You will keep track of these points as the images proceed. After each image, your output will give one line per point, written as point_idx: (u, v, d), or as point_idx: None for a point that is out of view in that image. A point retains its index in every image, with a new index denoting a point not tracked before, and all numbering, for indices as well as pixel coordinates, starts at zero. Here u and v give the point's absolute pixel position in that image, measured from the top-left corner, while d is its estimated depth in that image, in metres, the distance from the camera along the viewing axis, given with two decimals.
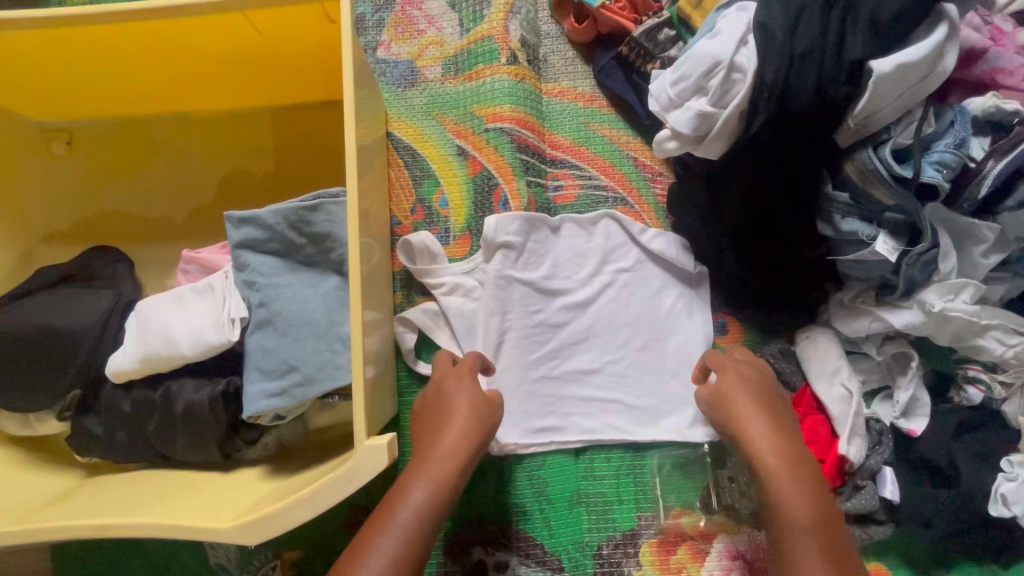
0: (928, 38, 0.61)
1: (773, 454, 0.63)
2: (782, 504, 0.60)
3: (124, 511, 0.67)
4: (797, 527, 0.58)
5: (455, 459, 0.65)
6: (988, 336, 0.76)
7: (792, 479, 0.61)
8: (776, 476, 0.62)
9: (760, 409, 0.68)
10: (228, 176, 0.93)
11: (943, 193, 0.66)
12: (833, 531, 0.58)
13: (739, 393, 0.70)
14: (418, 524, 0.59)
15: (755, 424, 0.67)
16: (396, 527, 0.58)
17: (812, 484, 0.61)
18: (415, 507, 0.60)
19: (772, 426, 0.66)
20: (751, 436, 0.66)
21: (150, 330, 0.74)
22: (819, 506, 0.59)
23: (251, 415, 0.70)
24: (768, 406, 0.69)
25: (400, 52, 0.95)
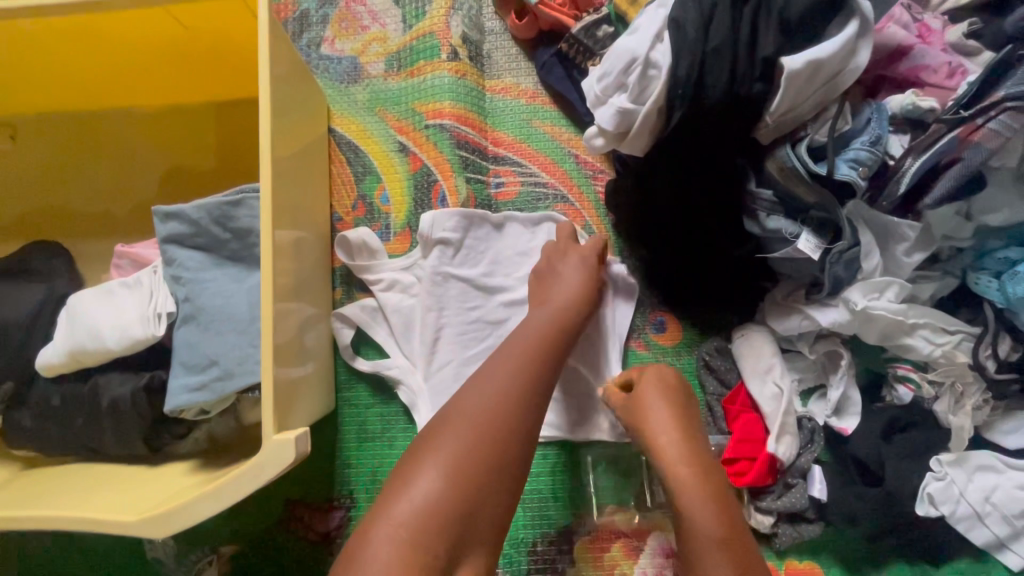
0: (840, 34, 0.61)
1: (685, 465, 0.64)
2: (690, 513, 0.61)
3: (43, 503, 0.67)
4: (705, 536, 0.59)
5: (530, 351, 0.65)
6: (916, 335, 0.76)
7: (702, 490, 0.62)
8: (684, 488, 0.63)
9: (674, 420, 0.70)
10: (169, 172, 0.94)
11: (859, 190, 0.66)
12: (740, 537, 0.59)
13: (657, 403, 0.72)
14: (501, 404, 0.59)
15: (668, 435, 0.68)
16: (473, 406, 0.59)
17: (718, 495, 0.62)
18: (501, 385, 0.60)
19: (684, 438, 0.68)
20: (663, 447, 0.67)
21: (77, 324, 0.75)
22: (725, 514, 0.60)
23: (173, 409, 0.70)
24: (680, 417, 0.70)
25: (343, 48, 0.95)
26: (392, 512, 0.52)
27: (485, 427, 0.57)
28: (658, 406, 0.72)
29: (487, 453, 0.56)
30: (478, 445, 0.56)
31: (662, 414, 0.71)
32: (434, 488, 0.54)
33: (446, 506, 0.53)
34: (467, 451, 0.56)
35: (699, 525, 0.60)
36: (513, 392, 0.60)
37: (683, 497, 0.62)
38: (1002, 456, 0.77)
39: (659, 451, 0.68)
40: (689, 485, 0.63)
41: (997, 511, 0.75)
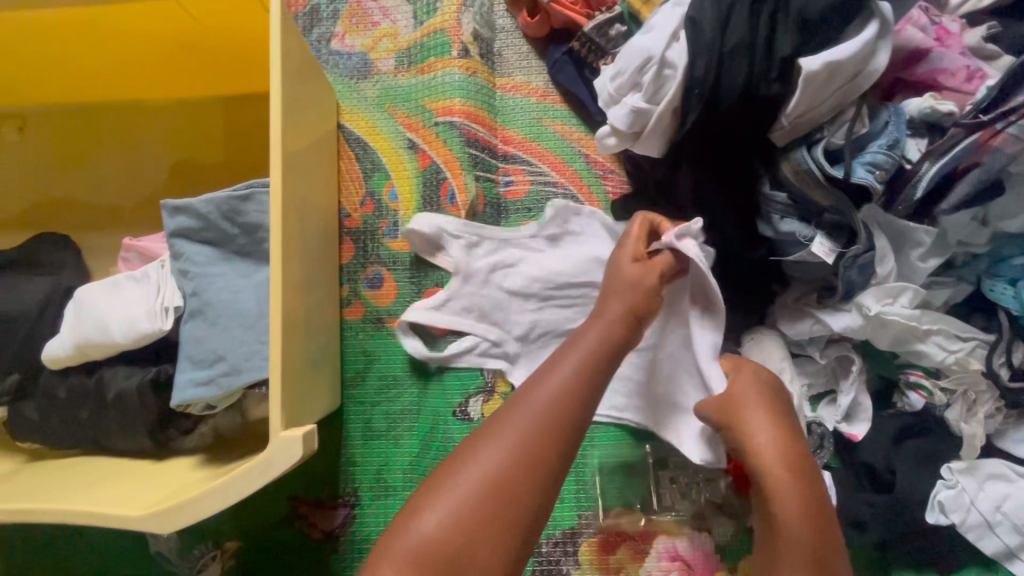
0: (859, 35, 0.60)
1: (781, 469, 0.64)
2: (781, 516, 0.62)
3: (48, 496, 0.67)
4: (793, 540, 0.60)
5: (577, 379, 0.58)
6: (929, 341, 0.75)
7: (794, 494, 0.62)
8: (778, 492, 0.63)
9: (771, 419, 0.68)
10: (176, 165, 0.93)
11: (876, 194, 0.65)
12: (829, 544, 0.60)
13: (755, 404, 0.69)
14: (532, 438, 0.54)
15: (763, 438, 0.66)
16: (503, 438, 0.54)
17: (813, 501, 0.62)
18: (534, 411, 0.56)
19: (781, 443, 0.66)
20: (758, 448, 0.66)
21: (84, 317, 0.74)
22: (815, 523, 0.61)
23: (179, 403, 0.70)
24: (775, 413, 0.68)
25: (353, 43, 0.94)
26: (400, 540, 0.50)
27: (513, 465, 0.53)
28: (752, 406, 0.69)
29: (512, 492, 0.52)
30: (501, 482, 0.52)
31: (756, 414, 0.68)
32: (437, 527, 0.50)
33: (449, 547, 0.49)
34: (486, 486, 0.52)
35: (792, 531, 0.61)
36: (547, 425, 0.55)
37: (774, 500, 0.63)
38: (1014, 466, 0.76)
39: (754, 453, 0.66)
40: (782, 492, 0.63)
41: (1007, 521, 0.74)
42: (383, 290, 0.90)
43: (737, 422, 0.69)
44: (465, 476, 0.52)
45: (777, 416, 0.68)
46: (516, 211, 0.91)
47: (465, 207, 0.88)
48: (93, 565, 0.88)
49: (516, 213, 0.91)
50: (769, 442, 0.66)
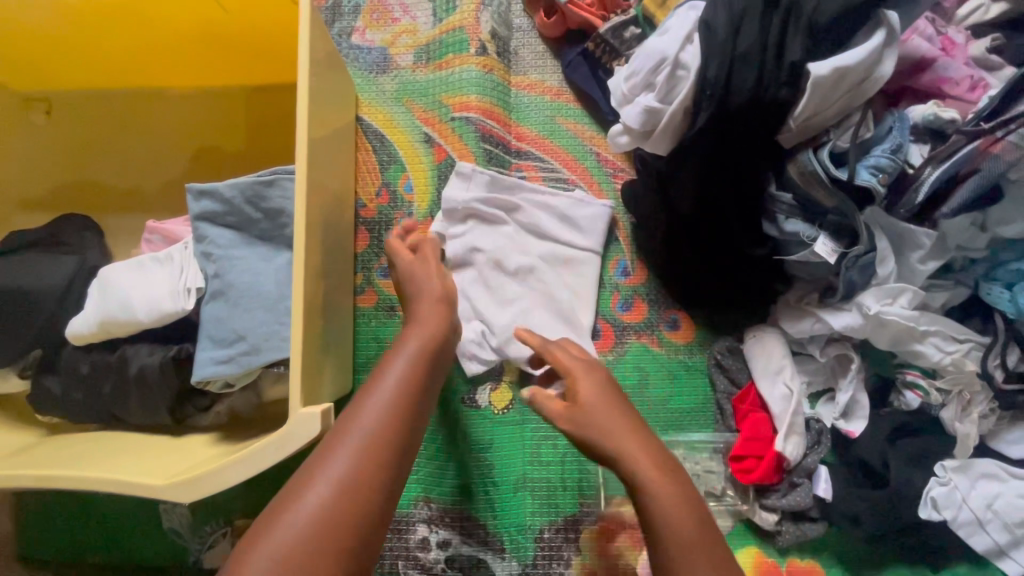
0: (866, 43, 0.62)
1: (648, 465, 0.56)
2: (665, 526, 0.53)
3: (70, 465, 0.69)
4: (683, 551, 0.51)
5: (405, 388, 0.56)
6: (926, 341, 0.77)
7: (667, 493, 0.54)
8: (655, 497, 0.54)
9: (617, 413, 0.61)
10: (200, 153, 0.96)
11: (879, 197, 0.67)
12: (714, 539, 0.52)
13: (599, 405, 0.62)
14: (370, 447, 0.52)
15: (627, 442, 0.58)
16: (342, 448, 0.51)
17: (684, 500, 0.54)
18: (383, 403, 0.55)
19: (641, 441, 0.59)
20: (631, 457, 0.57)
21: (109, 295, 0.77)
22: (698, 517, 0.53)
23: (199, 380, 0.73)
24: (632, 409, 0.63)
25: (373, 38, 0.97)
26: None
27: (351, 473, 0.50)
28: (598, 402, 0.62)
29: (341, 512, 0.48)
30: (340, 500, 0.49)
31: (614, 400, 0.64)
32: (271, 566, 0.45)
33: None
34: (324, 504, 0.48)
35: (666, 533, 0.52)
36: (374, 438, 0.52)
37: (654, 504, 0.54)
38: (1007, 466, 0.78)
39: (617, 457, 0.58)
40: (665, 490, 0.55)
41: (997, 518, 0.76)
42: (395, 280, 0.92)
43: (595, 425, 0.61)
44: (315, 491, 0.49)
45: (632, 411, 0.63)
46: None
47: None
48: (106, 537, 0.91)
49: None
50: (631, 443, 0.58)
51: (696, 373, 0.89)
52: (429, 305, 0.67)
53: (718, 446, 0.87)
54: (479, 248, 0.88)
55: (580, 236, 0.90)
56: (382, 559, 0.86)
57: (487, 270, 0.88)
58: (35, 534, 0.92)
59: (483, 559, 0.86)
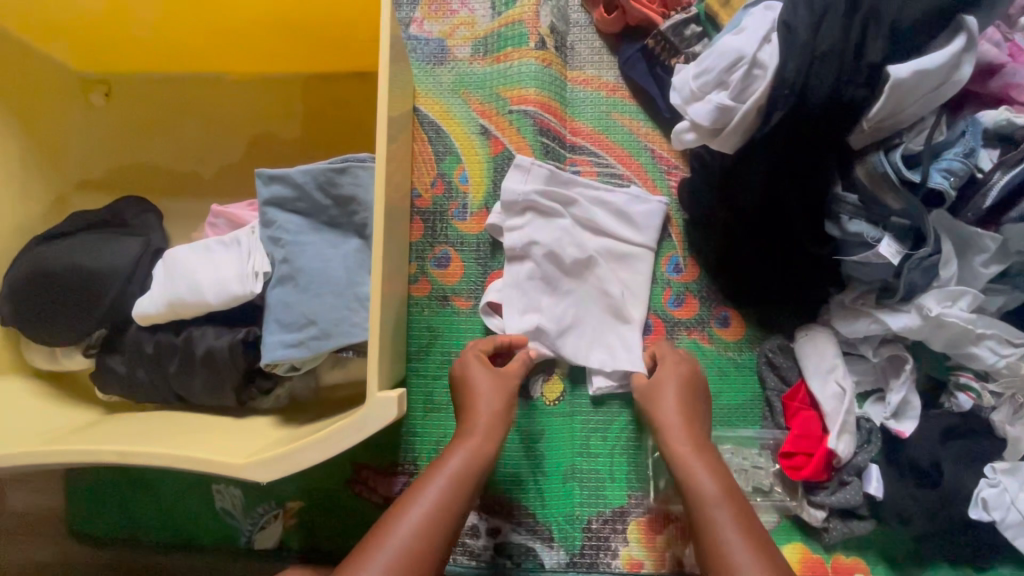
0: (946, 47, 0.63)
1: (686, 443, 0.73)
2: (693, 486, 0.68)
3: (142, 442, 0.70)
4: (712, 506, 0.66)
5: (470, 469, 0.70)
6: (982, 344, 0.78)
7: (700, 464, 0.70)
8: (688, 465, 0.70)
9: (679, 399, 0.78)
10: (258, 139, 0.97)
11: (949, 199, 0.69)
12: (739, 505, 0.66)
13: (668, 388, 0.79)
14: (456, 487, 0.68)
15: (671, 419, 0.75)
16: (433, 488, 0.67)
17: (716, 467, 0.70)
18: (477, 445, 0.73)
19: (685, 422, 0.75)
20: (669, 428, 0.75)
21: (177, 277, 0.78)
22: (728, 488, 0.68)
23: (268, 363, 0.74)
24: (690, 405, 0.77)
25: (432, 29, 0.98)
26: None
27: (440, 508, 0.66)
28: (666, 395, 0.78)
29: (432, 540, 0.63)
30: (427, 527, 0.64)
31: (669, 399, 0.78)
32: None
33: None
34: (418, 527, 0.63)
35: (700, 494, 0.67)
36: (464, 473, 0.70)
37: (686, 471, 0.70)
38: None
39: (664, 436, 0.75)
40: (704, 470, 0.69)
41: None
42: (450, 270, 0.93)
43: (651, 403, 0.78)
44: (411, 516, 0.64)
45: (686, 410, 0.77)
46: None
47: None
48: (156, 516, 0.92)
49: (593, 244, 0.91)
50: (678, 429, 0.74)
51: (746, 370, 0.90)
52: (489, 422, 0.75)
53: (765, 443, 0.88)
54: (538, 241, 0.88)
55: (635, 232, 0.91)
56: None
57: (544, 264, 0.89)
58: (86, 510, 0.93)
59: (532, 547, 0.87)
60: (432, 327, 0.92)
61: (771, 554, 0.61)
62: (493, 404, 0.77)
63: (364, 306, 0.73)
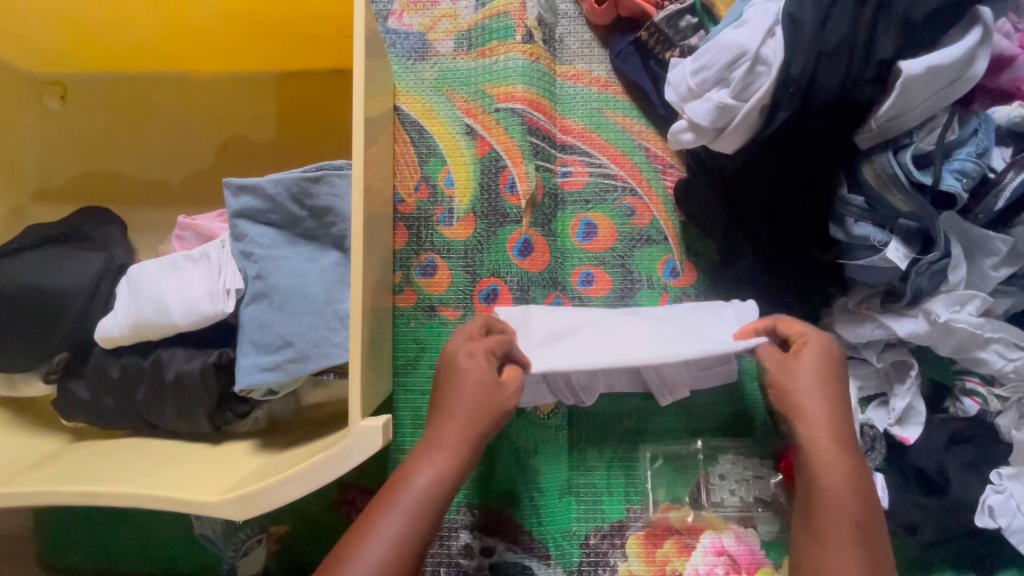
0: (960, 42, 0.60)
1: (832, 443, 0.63)
2: (834, 495, 0.60)
3: (110, 478, 0.66)
4: (849, 521, 0.59)
5: (437, 490, 0.62)
6: (989, 349, 0.75)
7: (845, 468, 0.61)
8: (829, 469, 0.62)
9: (831, 396, 0.65)
10: (228, 143, 0.91)
11: (960, 203, 0.66)
12: (876, 525, 0.60)
13: (813, 375, 0.66)
14: (416, 519, 0.60)
15: (817, 415, 0.64)
16: (397, 513, 0.60)
17: (858, 480, 0.61)
18: (448, 448, 0.64)
19: (833, 419, 0.64)
20: (811, 420, 0.64)
21: (141, 296, 0.72)
22: (866, 504, 0.60)
23: (243, 388, 0.69)
24: (829, 393, 0.65)
25: (411, 22, 0.92)
26: None
27: (423, 503, 0.61)
28: (807, 377, 0.66)
29: (406, 553, 0.58)
30: (389, 564, 0.57)
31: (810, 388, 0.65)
32: None
33: None
34: (381, 566, 0.57)
35: (837, 502, 0.60)
36: (431, 497, 0.61)
37: (817, 472, 0.62)
38: None
39: (803, 425, 0.64)
40: (834, 474, 0.61)
41: None
42: (437, 277, 0.88)
43: (783, 385, 0.66)
44: (374, 549, 0.57)
45: (836, 409, 0.64)
46: (573, 203, 0.89)
47: (525, 196, 0.87)
48: (133, 545, 0.88)
49: (582, 257, 0.88)
50: (827, 434, 0.63)
51: (747, 378, 0.87)
52: (462, 431, 0.65)
53: (769, 452, 0.86)
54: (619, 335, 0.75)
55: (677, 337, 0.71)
56: (424, 566, 0.84)
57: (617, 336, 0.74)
58: (59, 540, 0.89)
59: (528, 566, 0.84)
60: (423, 338, 0.88)
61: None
62: (465, 412, 0.66)
63: (344, 324, 0.69)
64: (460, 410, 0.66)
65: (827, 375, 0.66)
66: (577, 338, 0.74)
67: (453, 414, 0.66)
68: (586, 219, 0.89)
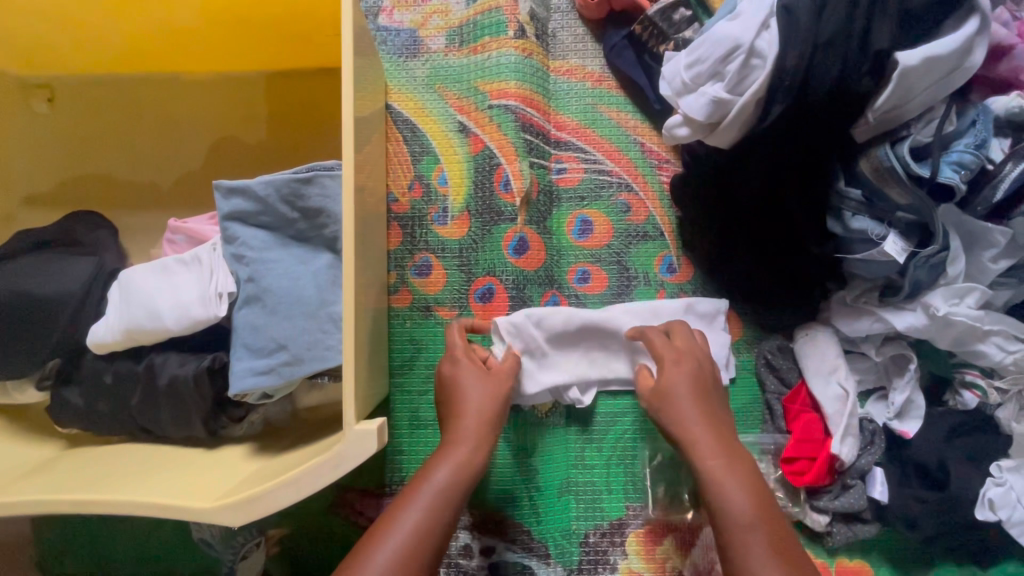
0: (958, 32, 0.59)
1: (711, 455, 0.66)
2: (724, 501, 0.63)
3: (104, 486, 0.65)
4: (744, 526, 0.61)
5: (457, 484, 0.64)
6: (988, 341, 0.75)
7: (727, 475, 0.65)
8: (718, 478, 0.65)
9: (700, 409, 0.70)
10: (219, 144, 0.90)
11: (958, 194, 0.66)
12: (774, 523, 0.61)
13: (682, 391, 0.71)
14: (436, 511, 0.61)
15: (694, 428, 0.69)
16: (418, 504, 0.61)
17: (748, 482, 0.64)
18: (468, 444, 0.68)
19: (709, 430, 0.68)
20: (690, 436, 0.68)
21: (132, 301, 0.72)
22: (761, 506, 0.62)
23: (237, 393, 0.68)
24: (706, 410, 0.70)
25: (402, 19, 0.91)
26: None
27: (444, 496, 0.63)
28: (682, 397, 0.71)
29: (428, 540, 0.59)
30: (413, 551, 0.58)
31: (686, 408, 0.70)
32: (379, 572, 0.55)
33: None
34: (400, 554, 0.57)
35: (736, 507, 0.62)
36: (450, 492, 0.63)
37: (711, 485, 0.65)
38: None
39: (686, 443, 0.68)
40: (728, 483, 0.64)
41: None
42: (432, 276, 0.88)
43: (667, 412, 0.71)
44: (396, 536, 0.58)
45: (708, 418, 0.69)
46: (568, 200, 0.89)
47: (520, 194, 0.86)
48: (131, 550, 0.88)
49: (578, 255, 0.88)
50: (707, 445, 0.67)
51: (745, 373, 0.85)
52: (479, 427, 0.70)
53: (765, 448, 0.84)
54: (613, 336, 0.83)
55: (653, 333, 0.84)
56: None
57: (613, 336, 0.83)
58: (56, 547, 0.88)
59: (529, 565, 0.84)
60: (419, 338, 0.87)
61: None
62: (477, 409, 0.71)
63: (338, 326, 0.68)
64: (473, 406, 0.71)
65: (703, 393, 0.72)
66: (579, 334, 0.83)
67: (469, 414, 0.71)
68: (582, 217, 0.88)
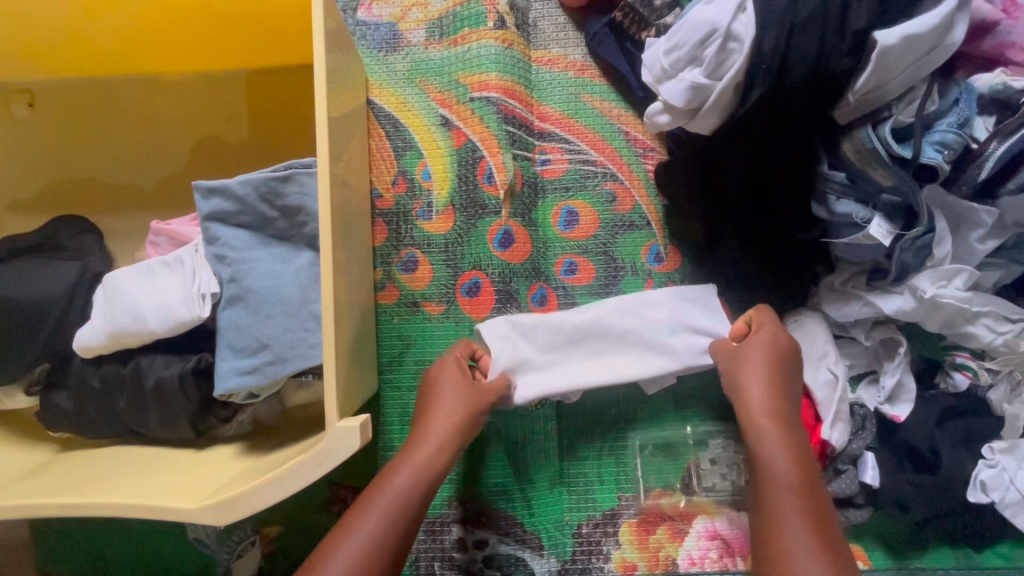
0: (937, 9, 0.58)
1: (767, 417, 0.68)
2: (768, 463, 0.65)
3: (93, 488, 0.66)
4: (784, 488, 0.63)
5: (415, 487, 0.66)
6: (977, 323, 0.74)
7: (776, 443, 0.66)
8: (765, 441, 0.67)
9: (770, 374, 0.71)
10: (200, 145, 0.90)
11: (942, 174, 0.65)
12: (817, 495, 0.63)
13: (758, 355, 0.72)
14: (390, 521, 0.62)
15: (755, 390, 0.70)
16: (373, 512, 0.62)
17: (799, 449, 0.66)
18: (427, 449, 0.69)
19: (771, 394, 0.70)
20: (749, 398, 0.70)
21: (116, 304, 0.72)
22: (805, 473, 0.64)
23: (222, 393, 0.68)
24: (776, 377, 0.71)
25: (381, 13, 0.90)
26: None
27: (403, 500, 0.64)
28: (755, 358, 0.72)
29: (387, 546, 0.61)
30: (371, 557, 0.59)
31: (755, 376, 0.72)
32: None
33: None
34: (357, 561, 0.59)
35: (778, 469, 0.64)
36: (407, 496, 0.64)
37: (759, 445, 0.67)
38: None
39: (744, 405, 0.70)
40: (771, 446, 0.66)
41: None
42: (418, 272, 0.87)
43: (734, 374, 0.73)
44: (352, 545, 0.59)
45: (773, 384, 0.71)
46: (553, 191, 0.88)
47: (504, 186, 0.86)
48: (128, 551, 0.89)
49: (564, 246, 0.87)
50: (765, 409, 0.69)
51: None
52: (444, 432, 0.71)
53: None
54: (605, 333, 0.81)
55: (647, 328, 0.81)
56: (415, 560, 0.84)
57: (604, 332, 0.81)
58: (54, 550, 0.89)
59: (521, 557, 0.84)
60: (405, 333, 0.87)
61: (841, 560, 0.58)
62: (444, 411, 0.73)
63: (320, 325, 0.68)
64: (437, 412, 0.72)
65: (781, 357, 0.73)
66: (568, 334, 0.81)
67: (433, 420, 0.72)
68: (567, 208, 0.88)
